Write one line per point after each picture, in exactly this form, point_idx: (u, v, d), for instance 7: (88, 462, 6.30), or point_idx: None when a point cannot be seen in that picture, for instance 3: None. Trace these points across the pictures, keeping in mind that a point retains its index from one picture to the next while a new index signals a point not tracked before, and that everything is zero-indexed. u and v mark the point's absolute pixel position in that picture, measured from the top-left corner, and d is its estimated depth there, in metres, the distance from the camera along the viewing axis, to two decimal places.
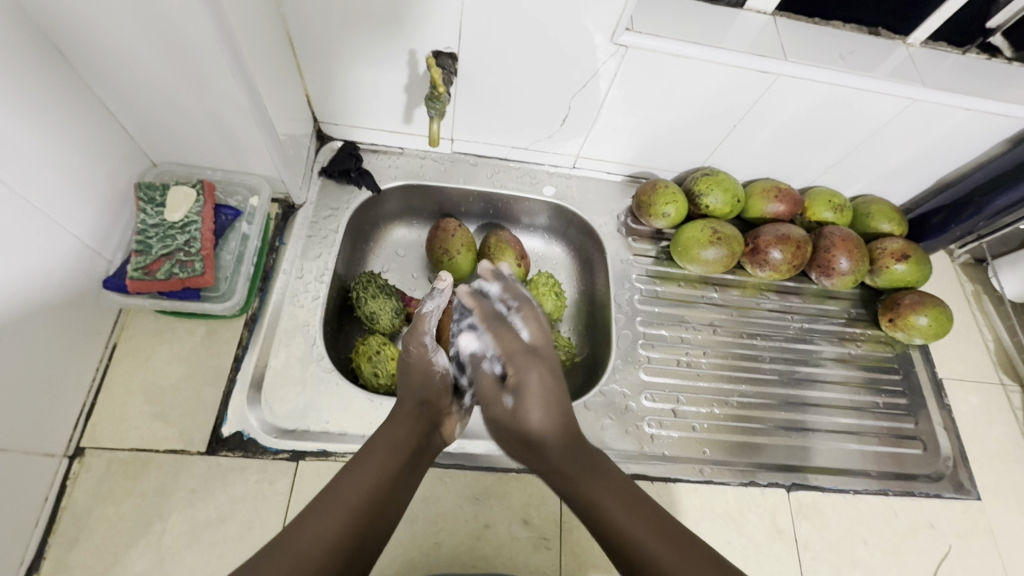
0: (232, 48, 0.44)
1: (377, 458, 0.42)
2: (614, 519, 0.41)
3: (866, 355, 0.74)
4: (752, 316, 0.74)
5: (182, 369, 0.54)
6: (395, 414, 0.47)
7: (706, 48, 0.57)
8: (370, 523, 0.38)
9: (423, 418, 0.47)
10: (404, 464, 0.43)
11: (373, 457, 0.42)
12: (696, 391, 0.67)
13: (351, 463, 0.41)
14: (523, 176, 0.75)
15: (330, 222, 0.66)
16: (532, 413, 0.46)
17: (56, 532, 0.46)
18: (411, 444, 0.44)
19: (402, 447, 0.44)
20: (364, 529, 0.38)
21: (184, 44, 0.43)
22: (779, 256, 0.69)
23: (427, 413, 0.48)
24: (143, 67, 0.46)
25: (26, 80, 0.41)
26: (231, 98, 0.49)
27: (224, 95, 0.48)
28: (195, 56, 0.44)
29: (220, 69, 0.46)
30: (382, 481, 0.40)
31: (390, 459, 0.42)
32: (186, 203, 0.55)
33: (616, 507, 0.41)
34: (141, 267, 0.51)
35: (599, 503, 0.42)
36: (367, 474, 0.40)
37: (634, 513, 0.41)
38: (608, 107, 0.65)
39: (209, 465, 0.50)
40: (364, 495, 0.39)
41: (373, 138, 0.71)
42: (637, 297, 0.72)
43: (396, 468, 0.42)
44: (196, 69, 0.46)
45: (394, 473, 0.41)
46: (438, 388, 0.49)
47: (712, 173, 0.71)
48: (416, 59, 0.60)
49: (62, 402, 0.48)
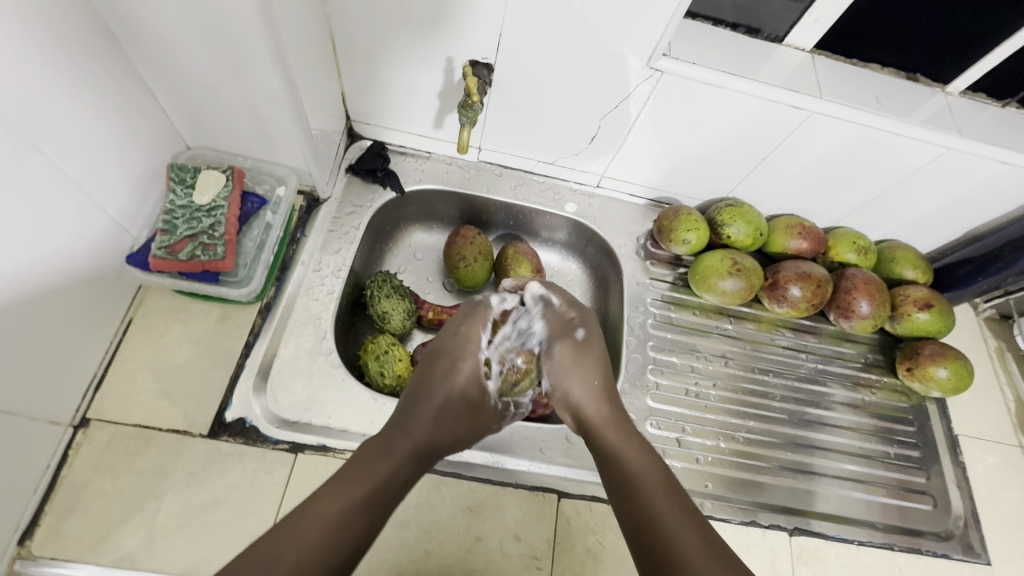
0: (279, 40, 0.45)
1: (373, 468, 0.39)
2: (657, 522, 0.38)
3: (879, 403, 0.72)
4: (765, 351, 0.73)
5: (193, 349, 0.53)
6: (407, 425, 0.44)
7: (742, 80, 0.57)
8: (353, 539, 0.36)
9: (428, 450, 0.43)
10: (398, 490, 0.40)
11: (367, 468, 0.39)
12: (702, 423, 0.66)
13: (336, 479, 0.38)
14: (546, 191, 0.76)
15: (352, 219, 0.67)
16: (573, 384, 0.49)
17: (52, 501, 0.45)
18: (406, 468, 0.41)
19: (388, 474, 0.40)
20: (341, 536, 0.35)
21: (232, 34, 0.44)
22: (799, 293, 0.68)
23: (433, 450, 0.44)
24: (186, 48, 0.47)
25: (70, 53, 0.42)
26: (269, 90, 0.50)
27: (262, 87, 0.50)
28: (244, 47, 0.45)
29: (261, 61, 0.47)
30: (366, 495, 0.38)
31: (384, 471, 0.40)
32: (215, 187, 0.55)
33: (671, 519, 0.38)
34: (164, 246, 0.52)
35: (648, 513, 0.38)
36: (356, 478, 0.38)
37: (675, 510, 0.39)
38: (638, 129, 0.65)
39: (210, 449, 0.49)
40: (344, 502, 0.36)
41: (402, 141, 0.72)
42: (650, 321, 0.71)
43: (389, 484, 0.39)
44: (238, 59, 0.47)
45: (374, 501, 0.38)
46: (460, 428, 0.47)
47: (737, 205, 0.71)
48: (452, 67, 0.60)
49: (73, 371, 0.48)
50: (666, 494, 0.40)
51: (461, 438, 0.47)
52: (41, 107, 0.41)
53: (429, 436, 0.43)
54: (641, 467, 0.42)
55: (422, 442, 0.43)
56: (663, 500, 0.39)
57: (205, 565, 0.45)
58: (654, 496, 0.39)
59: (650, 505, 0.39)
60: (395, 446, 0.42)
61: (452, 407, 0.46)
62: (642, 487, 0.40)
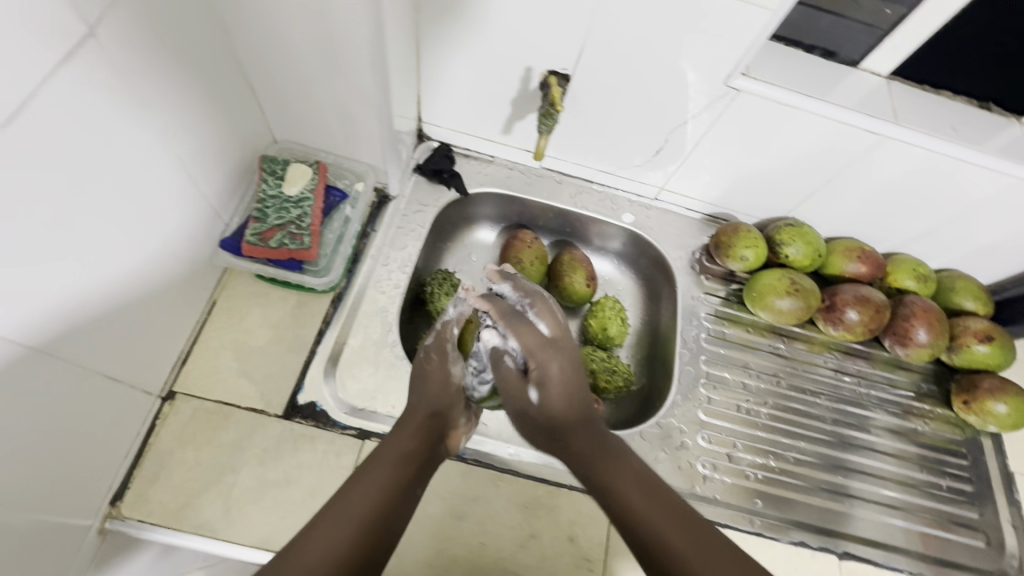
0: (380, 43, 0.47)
1: (381, 463, 0.40)
2: (640, 520, 0.38)
3: (932, 433, 0.71)
4: (816, 373, 0.72)
5: (271, 333, 0.56)
6: (404, 421, 0.45)
7: (817, 102, 0.58)
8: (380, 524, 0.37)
9: (430, 428, 0.45)
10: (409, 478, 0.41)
11: (377, 463, 0.40)
12: (752, 440, 0.66)
13: (365, 465, 0.40)
14: (604, 200, 0.77)
15: (418, 218, 0.69)
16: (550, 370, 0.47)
17: (141, 466, 0.48)
18: (417, 452, 0.42)
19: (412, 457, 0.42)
20: (371, 536, 0.36)
21: (338, 34, 0.47)
22: (856, 317, 0.68)
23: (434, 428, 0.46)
24: (290, 48, 0.49)
25: (194, 48, 0.45)
26: (361, 89, 0.52)
27: (356, 87, 0.52)
28: (349, 47, 0.48)
29: (360, 62, 0.49)
30: (385, 490, 0.39)
31: (395, 466, 0.41)
32: (303, 179, 0.58)
33: (653, 515, 0.38)
34: (257, 233, 0.55)
35: (631, 510, 0.39)
36: (375, 478, 0.39)
37: (657, 507, 0.39)
38: (706, 145, 0.66)
39: (284, 429, 0.52)
40: (368, 503, 0.37)
41: (468, 143, 0.74)
42: (703, 335, 0.72)
43: (400, 476, 0.40)
44: (339, 60, 0.49)
45: (402, 481, 0.40)
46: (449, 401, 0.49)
47: (796, 225, 0.71)
48: (530, 76, 0.62)
49: (166, 346, 0.51)
50: (655, 501, 0.39)
51: (456, 402, 0.49)
52: (164, 97, 0.43)
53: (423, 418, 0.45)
54: (620, 476, 0.41)
55: (422, 424, 0.45)
56: (643, 497, 0.39)
57: (278, 539, 0.48)
58: (635, 489, 0.40)
59: (640, 512, 0.38)
60: (400, 436, 0.43)
61: (431, 382, 0.49)
62: (627, 494, 0.40)
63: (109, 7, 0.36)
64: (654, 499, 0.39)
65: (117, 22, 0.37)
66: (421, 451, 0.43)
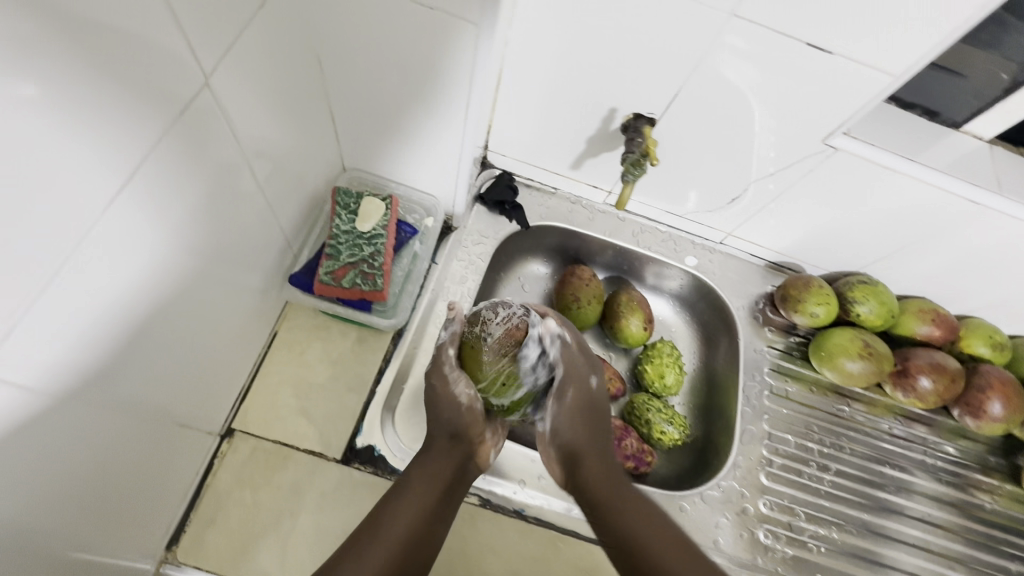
0: (477, 69, 0.46)
1: (408, 495, 0.43)
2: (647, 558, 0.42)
3: (1000, 511, 0.68)
4: (881, 438, 0.69)
5: (330, 370, 0.55)
6: (429, 445, 0.48)
7: (917, 166, 0.55)
8: (411, 553, 0.41)
9: (454, 451, 0.47)
10: (435, 506, 0.44)
11: (405, 495, 0.43)
12: (815, 510, 0.63)
13: (391, 498, 0.43)
14: (667, 241, 0.75)
15: (479, 250, 0.66)
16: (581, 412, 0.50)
17: (198, 508, 0.47)
18: (443, 479, 0.46)
19: (439, 482, 0.45)
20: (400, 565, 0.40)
21: (436, 63, 0.46)
22: (929, 385, 0.65)
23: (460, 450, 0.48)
24: (368, 66, 0.48)
25: (275, 70, 0.44)
26: (453, 111, 0.51)
27: (445, 108, 0.51)
28: (444, 75, 0.47)
29: (456, 80, 0.47)
30: (417, 518, 0.42)
31: (426, 495, 0.44)
32: (376, 215, 0.57)
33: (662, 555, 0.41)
34: (330, 270, 0.54)
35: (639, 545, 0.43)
36: (402, 510, 0.42)
37: (666, 545, 0.42)
38: (789, 196, 0.63)
39: (342, 476, 0.50)
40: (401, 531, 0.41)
41: (532, 174, 0.72)
42: (766, 393, 0.69)
43: (429, 505, 0.43)
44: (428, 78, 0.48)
45: (429, 509, 0.43)
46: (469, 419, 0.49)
47: (871, 283, 0.67)
48: (614, 116, 0.59)
49: (229, 382, 0.50)
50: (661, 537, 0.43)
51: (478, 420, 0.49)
52: (240, 116, 0.42)
53: (444, 444, 0.48)
54: (631, 513, 0.44)
55: (445, 452, 0.47)
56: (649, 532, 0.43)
57: None
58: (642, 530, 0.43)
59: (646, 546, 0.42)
60: (427, 465, 0.46)
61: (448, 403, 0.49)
62: (636, 531, 0.43)
63: (205, 33, 0.35)
64: (662, 537, 0.43)
65: (208, 33, 0.35)
66: (446, 477, 0.46)
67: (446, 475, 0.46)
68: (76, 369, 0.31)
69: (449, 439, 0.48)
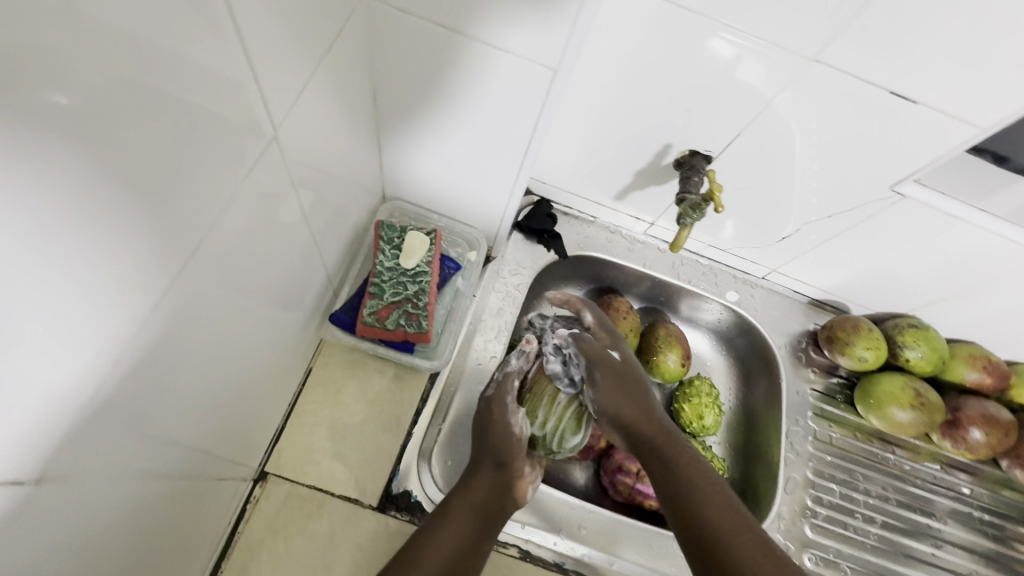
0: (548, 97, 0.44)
1: (449, 520, 0.45)
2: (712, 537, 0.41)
3: None
4: (927, 488, 0.67)
5: (366, 410, 0.53)
6: (472, 471, 0.49)
7: (986, 215, 0.52)
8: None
9: (497, 480, 0.48)
10: (476, 533, 0.46)
11: (446, 521, 0.45)
12: (861, 565, 0.61)
13: (433, 523, 0.45)
14: (707, 275, 0.72)
15: (516, 281, 0.64)
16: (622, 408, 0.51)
17: (230, 558, 0.45)
18: (484, 508, 0.47)
19: (480, 511, 0.46)
20: None
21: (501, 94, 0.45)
22: (981, 437, 0.63)
23: (502, 478, 0.49)
24: (433, 89, 0.47)
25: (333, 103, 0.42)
26: (516, 138, 0.49)
27: (506, 135, 0.49)
28: (510, 103, 0.45)
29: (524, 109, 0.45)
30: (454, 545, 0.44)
31: (464, 522, 0.45)
32: (420, 251, 0.57)
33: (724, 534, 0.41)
34: (373, 311, 0.53)
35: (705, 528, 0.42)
36: (443, 538, 0.44)
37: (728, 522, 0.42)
38: (843, 237, 0.60)
39: (379, 524, 0.48)
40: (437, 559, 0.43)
41: (570, 202, 0.70)
42: (810, 439, 0.66)
43: (468, 532, 0.45)
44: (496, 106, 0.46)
45: (469, 536, 0.45)
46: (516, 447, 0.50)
47: (921, 327, 0.65)
48: (668, 151, 0.57)
49: (265, 424, 0.48)
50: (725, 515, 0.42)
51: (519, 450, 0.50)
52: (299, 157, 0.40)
53: (489, 470, 0.48)
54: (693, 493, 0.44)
55: (488, 480, 0.48)
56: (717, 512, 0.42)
57: None
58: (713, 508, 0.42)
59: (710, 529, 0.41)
60: (469, 492, 0.47)
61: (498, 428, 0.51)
62: (696, 506, 0.43)
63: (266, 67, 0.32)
64: (725, 510, 0.42)
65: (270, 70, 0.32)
66: (488, 504, 0.47)
67: (488, 501, 0.47)
68: (127, 436, 0.29)
69: (493, 467, 0.49)
